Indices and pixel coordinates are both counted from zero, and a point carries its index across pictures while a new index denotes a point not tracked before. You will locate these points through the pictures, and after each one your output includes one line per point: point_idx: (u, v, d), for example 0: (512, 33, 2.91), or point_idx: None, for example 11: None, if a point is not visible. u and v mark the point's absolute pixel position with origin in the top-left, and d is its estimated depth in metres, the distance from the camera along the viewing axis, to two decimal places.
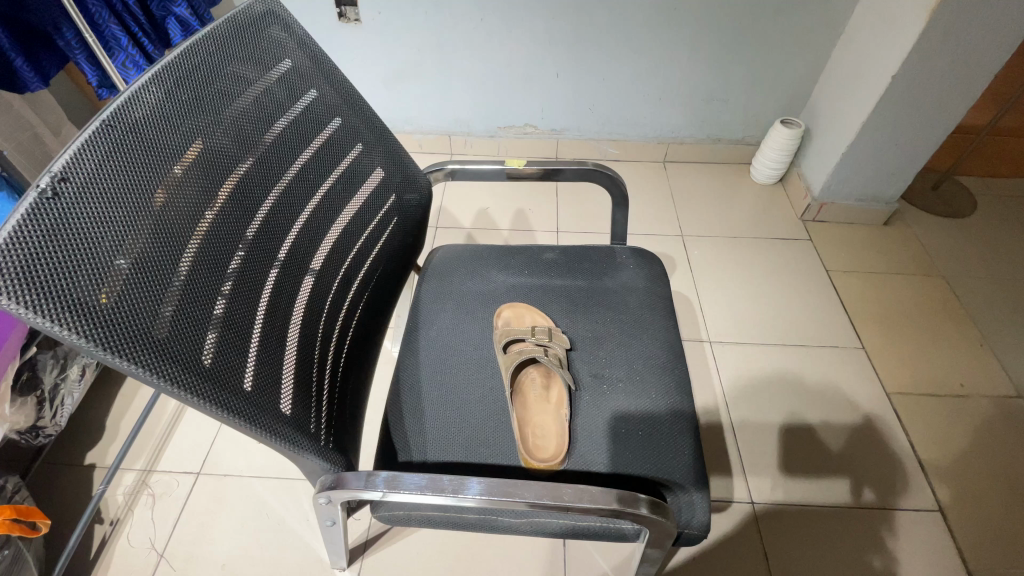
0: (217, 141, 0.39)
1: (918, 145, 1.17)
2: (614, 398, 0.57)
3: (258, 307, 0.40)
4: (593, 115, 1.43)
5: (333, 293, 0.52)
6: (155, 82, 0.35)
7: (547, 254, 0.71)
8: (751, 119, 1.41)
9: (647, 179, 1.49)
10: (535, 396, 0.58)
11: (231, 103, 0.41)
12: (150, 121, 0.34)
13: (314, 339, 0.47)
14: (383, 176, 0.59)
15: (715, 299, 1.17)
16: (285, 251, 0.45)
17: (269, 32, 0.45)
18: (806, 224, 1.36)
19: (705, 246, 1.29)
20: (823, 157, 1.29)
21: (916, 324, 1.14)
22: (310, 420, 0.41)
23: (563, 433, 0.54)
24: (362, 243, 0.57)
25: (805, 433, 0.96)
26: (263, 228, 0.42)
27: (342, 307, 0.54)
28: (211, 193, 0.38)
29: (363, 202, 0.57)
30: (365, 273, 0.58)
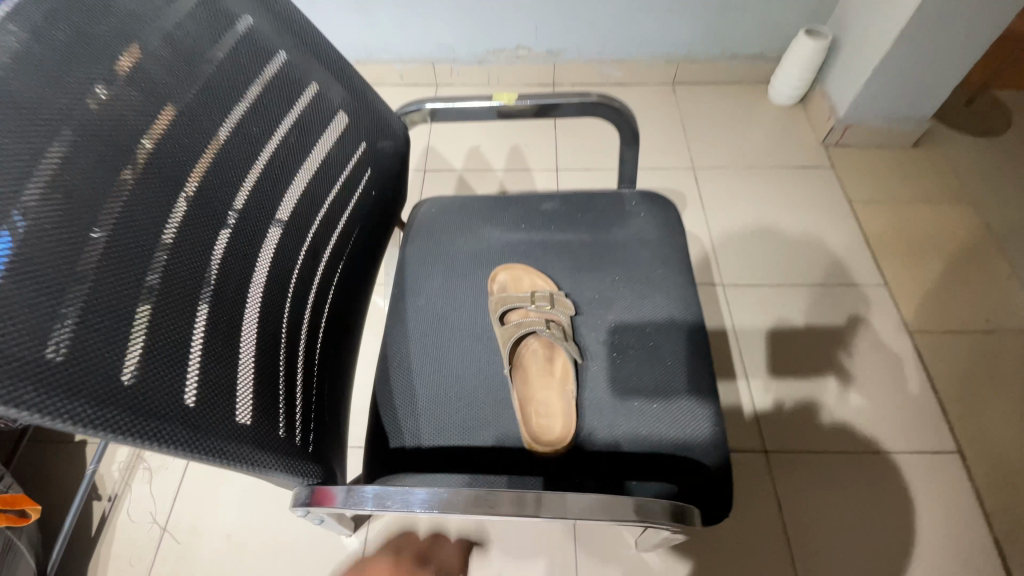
0: (118, 94, 0.30)
1: (962, 55, 1.03)
2: (624, 368, 0.51)
3: (202, 300, 0.33)
4: (594, 33, 1.28)
5: (298, 268, 0.44)
6: (13, 13, 0.26)
7: (547, 203, 0.62)
8: (771, 30, 1.26)
9: (654, 105, 1.35)
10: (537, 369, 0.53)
11: (132, 41, 0.31)
12: (12, 71, 0.25)
13: (277, 327, 0.40)
14: (349, 122, 0.50)
15: (728, 237, 1.09)
16: (232, 226, 0.37)
17: None
18: (827, 149, 1.25)
19: (717, 179, 1.19)
20: (851, 72, 1.15)
21: (943, 256, 1.07)
22: (274, 427, 0.36)
23: (570, 412, 0.49)
24: (330, 205, 0.49)
25: (821, 377, 0.92)
26: (199, 201, 0.34)
27: (312, 281, 0.46)
28: (119, 163, 0.29)
29: (327, 154, 0.48)
30: (338, 240, 0.51)
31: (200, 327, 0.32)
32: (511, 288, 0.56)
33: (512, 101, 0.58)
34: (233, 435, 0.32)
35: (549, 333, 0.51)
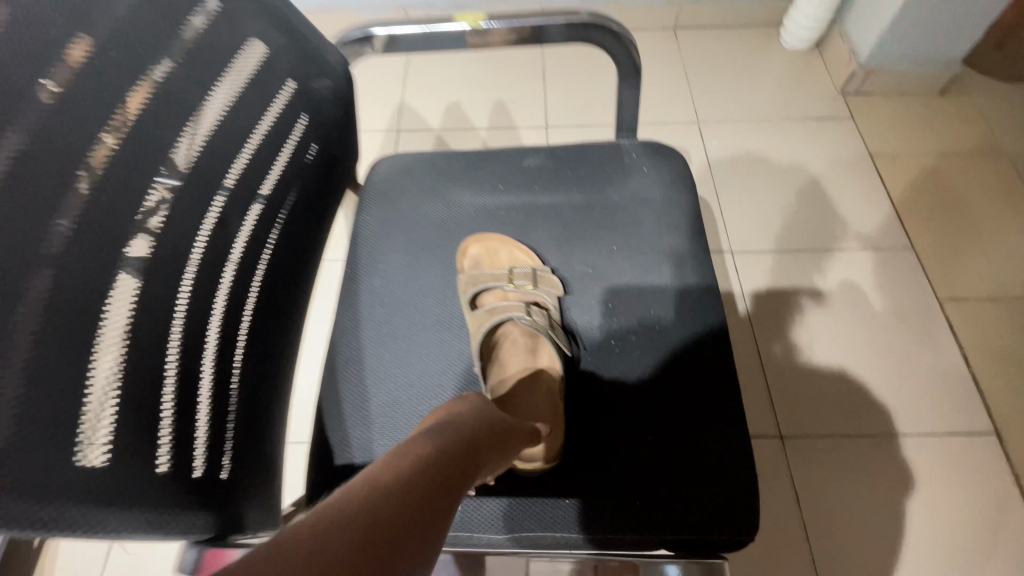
0: None
1: None
2: (624, 359, 0.42)
3: (37, 289, 0.22)
4: None
5: (205, 242, 0.33)
6: None
7: (528, 158, 0.52)
8: None
9: (654, 52, 1.22)
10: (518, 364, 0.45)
11: None
12: None
13: (169, 324, 0.30)
14: (269, 52, 0.39)
15: (737, 199, 0.99)
16: (96, 181, 0.25)
17: None
18: (845, 98, 1.13)
19: (724, 134, 1.07)
20: (877, 7, 1.02)
21: (973, 214, 0.97)
22: (139, 465, 0.26)
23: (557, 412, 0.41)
24: (248, 157, 0.37)
25: (841, 351, 0.84)
26: (38, 139, 0.23)
27: (229, 259, 0.36)
28: None
29: (241, 93, 0.36)
30: (265, 206, 0.39)
31: (30, 326, 0.22)
32: (485, 263, 0.46)
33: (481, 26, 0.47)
34: (56, 488, 0.22)
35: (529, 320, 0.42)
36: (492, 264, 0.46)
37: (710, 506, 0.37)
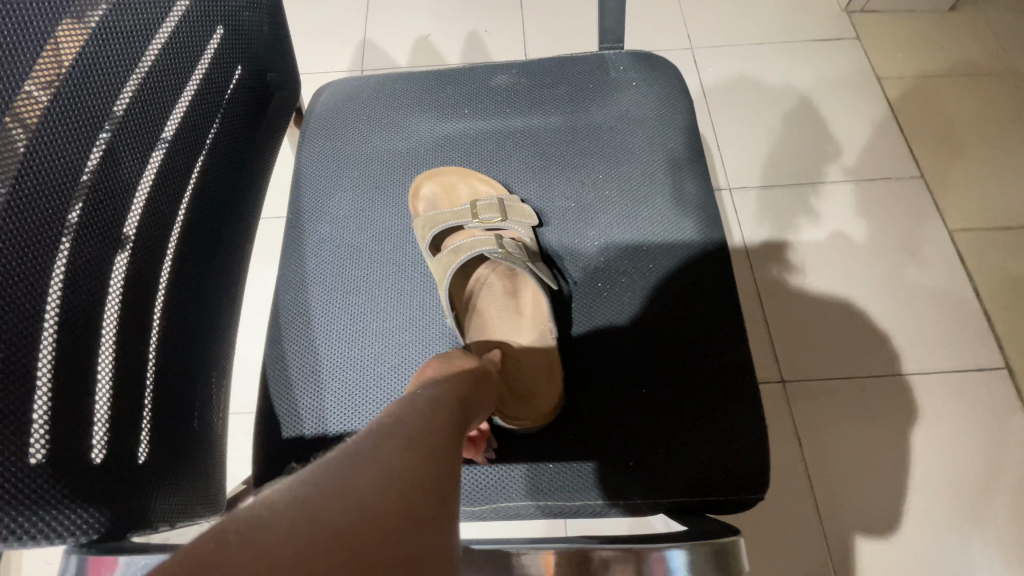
0: None
1: None
2: (615, 303, 0.37)
3: None
4: None
5: (91, 179, 0.26)
6: None
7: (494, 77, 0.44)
8: None
9: None
10: (497, 313, 0.39)
11: None
12: None
13: (42, 274, 0.23)
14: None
15: (735, 131, 0.91)
16: None
17: None
18: (851, 18, 1.04)
19: (719, 61, 0.98)
20: None
21: (987, 139, 0.90)
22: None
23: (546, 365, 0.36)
24: (147, 73, 0.30)
25: (846, 291, 0.79)
26: None
27: (128, 201, 0.29)
28: None
29: None
30: (176, 134, 0.32)
31: None
32: (442, 202, 0.40)
33: None
34: None
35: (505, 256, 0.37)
36: (451, 202, 0.39)
37: (707, 456, 0.33)
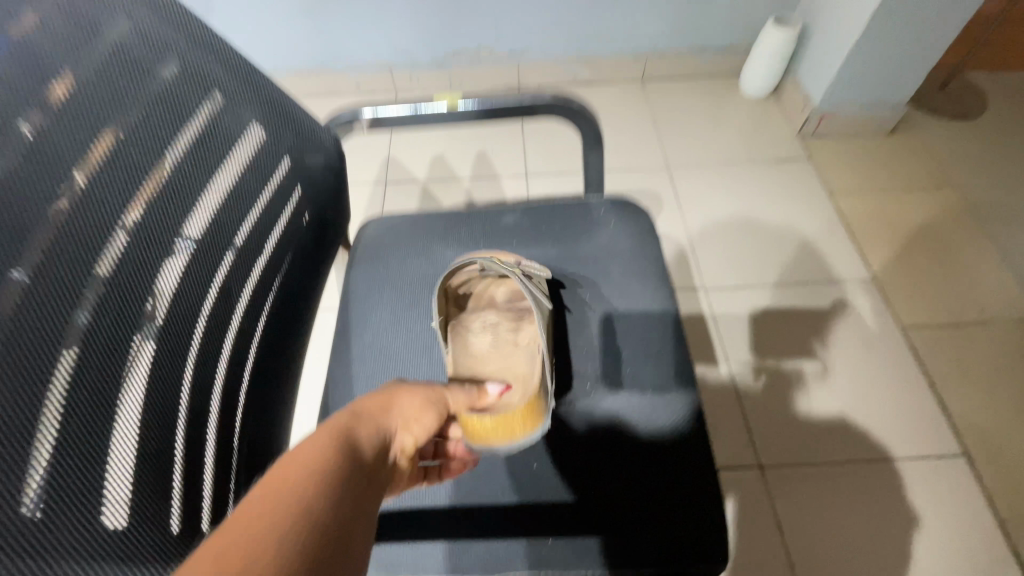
0: None
1: (931, 39, 1.02)
2: (629, 407, 0.45)
3: (58, 385, 0.23)
4: (556, 30, 1.24)
5: (167, 289, 0.31)
6: None
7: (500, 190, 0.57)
8: (738, 23, 1.23)
9: (624, 104, 1.31)
10: (496, 343, 0.49)
11: None
12: None
13: (177, 400, 0.32)
14: (268, 139, 0.41)
15: (708, 238, 1.05)
16: (117, 279, 0.27)
17: None
18: (805, 140, 1.21)
19: (692, 177, 1.15)
20: (823, 59, 1.12)
21: (930, 243, 1.03)
22: (148, 541, 0.27)
23: (534, 390, 0.44)
24: (221, 208, 0.36)
25: (815, 381, 0.87)
26: (82, 249, 0.25)
27: (229, 335, 0.38)
28: None
29: (239, 170, 0.38)
30: (240, 255, 0.38)
31: (60, 410, 0.23)
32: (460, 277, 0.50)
33: (458, 105, 0.51)
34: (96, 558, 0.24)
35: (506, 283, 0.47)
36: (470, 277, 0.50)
37: (674, 530, 0.40)
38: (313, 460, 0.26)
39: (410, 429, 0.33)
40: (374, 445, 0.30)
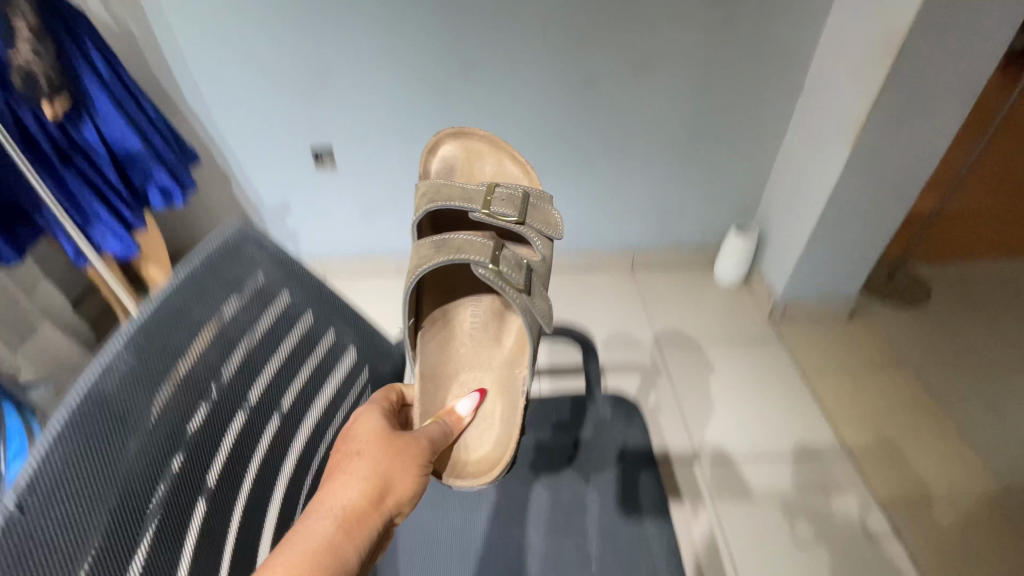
0: (197, 372, 0.42)
1: (861, 252, 1.27)
2: None
3: (198, 526, 0.41)
4: (561, 232, 1.54)
5: (199, 424, 0.42)
6: (129, 340, 0.37)
7: (508, 151, 0.75)
8: (708, 229, 1.54)
9: (618, 289, 1.56)
10: (482, 334, 0.72)
11: (207, 329, 0.43)
12: (123, 386, 0.35)
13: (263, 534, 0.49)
14: (318, 323, 0.58)
15: (699, 414, 1.23)
16: (238, 457, 0.46)
17: (241, 251, 0.49)
18: (775, 326, 1.42)
19: (681, 357, 1.35)
20: (778, 261, 1.38)
21: (896, 421, 1.20)
22: None
23: (508, 410, 0.66)
24: (305, 401, 0.56)
25: (802, 555, 1.01)
26: (226, 442, 0.45)
27: (299, 489, 0.55)
28: (177, 430, 0.39)
29: (322, 374, 0.58)
30: (271, 397, 0.51)
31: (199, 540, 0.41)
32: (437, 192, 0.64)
33: None
34: None
35: (460, 245, 0.58)
36: (444, 197, 0.64)
37: None
38: (303, 536, 0.37)
39: (396, 511, 0.43)
40: (353, 506, 0.40)
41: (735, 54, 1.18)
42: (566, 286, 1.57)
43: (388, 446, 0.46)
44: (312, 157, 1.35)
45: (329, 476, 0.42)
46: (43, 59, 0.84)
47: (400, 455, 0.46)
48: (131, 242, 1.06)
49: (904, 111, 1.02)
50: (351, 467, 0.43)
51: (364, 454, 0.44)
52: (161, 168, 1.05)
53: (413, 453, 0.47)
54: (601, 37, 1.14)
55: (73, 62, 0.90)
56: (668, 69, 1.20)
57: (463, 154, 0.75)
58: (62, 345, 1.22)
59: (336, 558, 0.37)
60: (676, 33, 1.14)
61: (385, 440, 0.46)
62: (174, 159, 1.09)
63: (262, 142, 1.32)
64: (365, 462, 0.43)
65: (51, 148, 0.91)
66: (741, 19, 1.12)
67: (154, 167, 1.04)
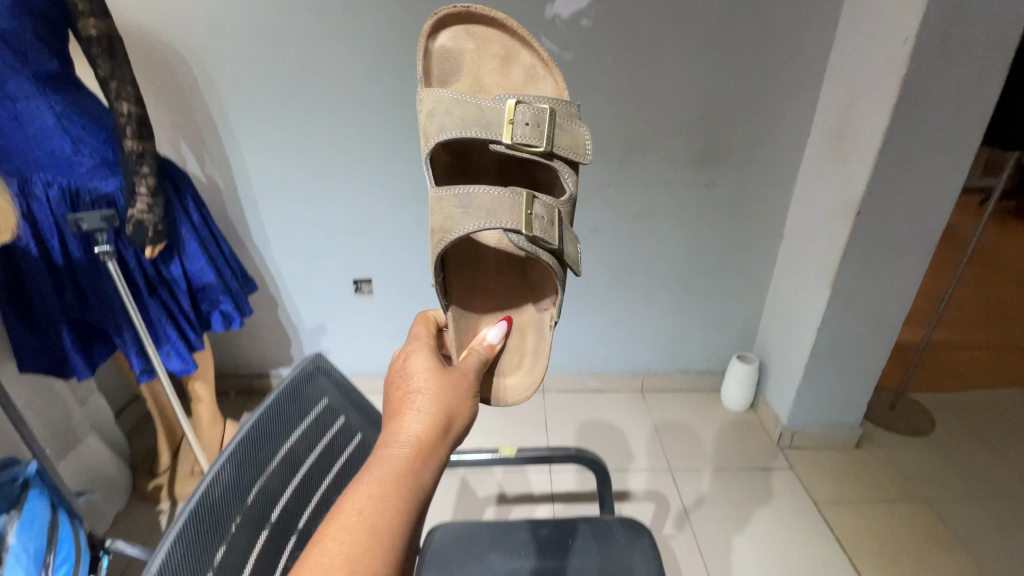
0: (269, 486, 0.55)
1: (857, 381, 1.35)
2: None
3: None
4: (572, 354, 1.65)
5: (264, 529, 0.54)
6: (228, 461, 0.51)
7: (519, 42, 0.76)
8: (711, 355, 1.64)
9: (628, 410, 1.62)
10: (501, 260, 0.78)
11: (281, 450, 0.57)
12: (219, 497, 0.49)
13: None
14: (362, 439, 0.71)
15: (715, 544, 1.22)
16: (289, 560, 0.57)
17: (313, 384, 0.64)
18: (784, 452, 1.45)
19: (693, 482, 1.37)
20: (780, 388, 1.46)
21: (918, 557, 1.17)
22: None
23: (541, 356, 0.70)
24: None
25: None
26: (283, 547, 0.56)
27: None
28: (248, 535, 0.51)
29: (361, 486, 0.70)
30: (318, 506, 0.62)
31: None
32: (456, 116, 0.67)
33: (512, 454, 0.84)
34: None
35: (490, 215, 0.64)
36: (459, 125, 0.66)
37: None
38: (385, 460, 0.47)
39: (453, 424, 0.53)
40: (419, 432, 0.50)
41: (719, 207, 1.38)
42: (579, 406, 1.64)
43: (438, 382, 0.55)
44: (352, 285, 1.53)
45: (398, 410, 0.52)
46: (154, 213, 1.00)
47: (449, 389, 0.55)
48: (189, 359, 1.18)
49: (871, 260, 1.18)
50: (414, 404, 0.53)
51: (422, 392, 0.54)
52: (228, 300, 1.22)
53: (459, 387, 0.56)
54: (605, 193, 1.35)
55: (176, 213, 1.09)
56: (663, 218, 1.40)
57: (472, 46, 0.75)
58: (105, 458, 1.29)
59: (414, 473, 0.47)
60: (668, 191, 1.36)
61: (436, 378, 0.55)
62: (237, 287, 1.26)
63: (309, 271, 1.51)
64: (423, 398, 0.53)
65: (142, 280, 1.08)
66: (722, 181, 1.34)
67: (222, 299, 1.21)
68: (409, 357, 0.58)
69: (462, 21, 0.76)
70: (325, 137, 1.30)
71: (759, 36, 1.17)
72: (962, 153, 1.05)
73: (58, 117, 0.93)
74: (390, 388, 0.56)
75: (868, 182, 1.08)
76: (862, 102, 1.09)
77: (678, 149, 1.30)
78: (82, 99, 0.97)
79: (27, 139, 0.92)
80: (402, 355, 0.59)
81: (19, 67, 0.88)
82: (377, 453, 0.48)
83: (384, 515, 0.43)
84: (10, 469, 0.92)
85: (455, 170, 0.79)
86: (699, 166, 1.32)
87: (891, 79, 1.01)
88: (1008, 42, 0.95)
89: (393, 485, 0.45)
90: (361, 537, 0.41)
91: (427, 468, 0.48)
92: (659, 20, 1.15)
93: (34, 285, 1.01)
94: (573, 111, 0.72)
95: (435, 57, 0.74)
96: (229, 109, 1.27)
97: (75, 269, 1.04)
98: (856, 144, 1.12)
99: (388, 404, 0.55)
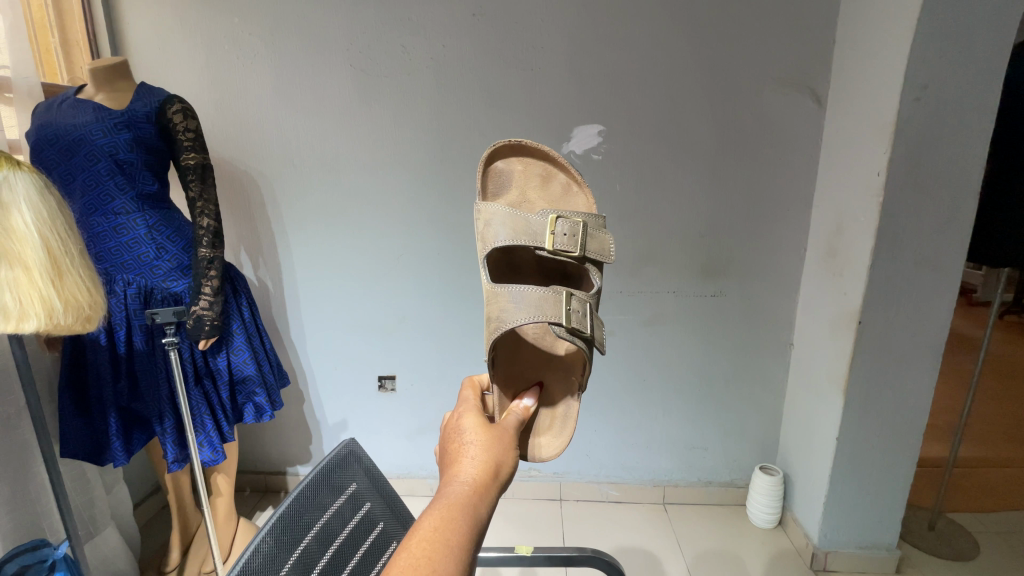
0: (299, 565, 0.59)
1: (886, 495, 1.31)
2: None
3: None
4: (590, 461, 1.63)
5: None
6: (269, 533, 0.57)
7: (557, 166, 0.89)
8: (734, 466, 1.60)
9: (650, 524, 1.56)
10: (539, 341, 0.87)
11: (311, 529, 0.62)
12: (256, 566, 0.54)
13: None
14: (384, 528, 0.73)
15: None
16: None
17: (344, 469, 0.70)
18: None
19: None
20: (807, 502, 1.41)
21: None
22: None
23: (570, 425, 0.77)
24: None
25: None
26: None
27: None
28: None
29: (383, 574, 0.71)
30: None
31: None
32: (508, 226, 0.78)
33: (528, 552, 0.84)
34: None
35: (538, 310, 0.73)
36: (511, 235, 0.78)
37: None
38: (448, 495, 0.51)
39: (504, 470, 0.57)
40: (475, 474, 0.54)
41: (728, 316, 1.46)
42: (597, 517, 1.58)
43: (488, 435, 0.60)
44: (377, 382, 1.60)
45: (454, 458, 0.57)
46: (213, 309, 1.11)
47: (497, 441, 0.60)
48: (219, 449, 1.25)
49: (880, 369, 1.21)
50: (468, 453, 0.57)
51: (474, 443, 0.59)
52: (262, 393, 1.30)
53: (505, 441, 0.61)
54: (618, 301, 1.45)
55: (231, 309, 1.22)
56: (675, 325, 1.47)
57: (520, 167, 0.90)
58: (118, 551, 1.29)
59: (473, 507, 0.50)
60: (677, 298, 1.45)
61: (486, 432, 0.61)
62: (272, 380, 1.35)
63: (338, 369, 1.60)
64: (476, 448, 0.58)
65: (191, 370, 1.18)
66: (729, 292, 1.44)
67: (258, 392, 1.29)
68: (460, 416, 0.64)
69: (514, 149, 0.90)
70: (367, 249, 1.47)
71: (750, 168, 1.34)
72: (948, 270, 1.14)
73: (150, 228, 1.10)
74: (444, 442, 0.61)
75: (864, 295, 1.16)
76: (848, 223, 1.21)
77: (686, 263, 1.42)
78: (170, 214, 1.15)
79: (120, 245, 1.08)
80: (455, 415, 0.65)
81: (126, 187, 1.07)
82: (440, 490, 0.52)
83: (449, 544, 0.46)
84: (40, 550, 0.99)
85: (502, 262, 0.91)
86: (705, 278, 1.42)
87: (872, 201, 1.13)
88: (971, 177, 1.08)
89: (455, 516, 0.48)
90: (429, 560, 0.44)
91: (483, 505, 0.52)
92: (661, 156, 1.34)
93: (95, 371, 1.11)
94: (602, 221, 0.84)
95: (492, 175, 0.89)
96: (287, 223, 1.46)
97: (133, 359, 1.14)
98: (848, 261, 1.22)
99: (443, 456, 0.59)
